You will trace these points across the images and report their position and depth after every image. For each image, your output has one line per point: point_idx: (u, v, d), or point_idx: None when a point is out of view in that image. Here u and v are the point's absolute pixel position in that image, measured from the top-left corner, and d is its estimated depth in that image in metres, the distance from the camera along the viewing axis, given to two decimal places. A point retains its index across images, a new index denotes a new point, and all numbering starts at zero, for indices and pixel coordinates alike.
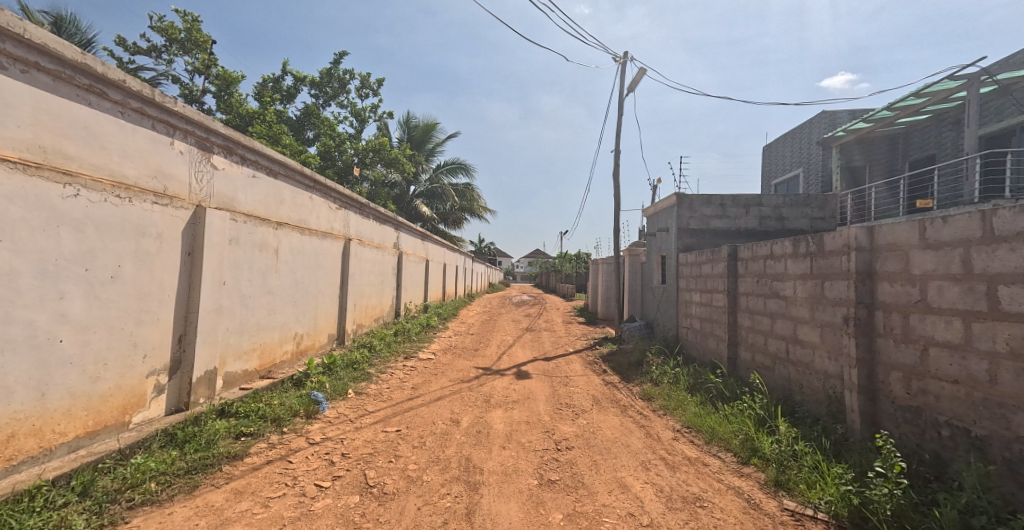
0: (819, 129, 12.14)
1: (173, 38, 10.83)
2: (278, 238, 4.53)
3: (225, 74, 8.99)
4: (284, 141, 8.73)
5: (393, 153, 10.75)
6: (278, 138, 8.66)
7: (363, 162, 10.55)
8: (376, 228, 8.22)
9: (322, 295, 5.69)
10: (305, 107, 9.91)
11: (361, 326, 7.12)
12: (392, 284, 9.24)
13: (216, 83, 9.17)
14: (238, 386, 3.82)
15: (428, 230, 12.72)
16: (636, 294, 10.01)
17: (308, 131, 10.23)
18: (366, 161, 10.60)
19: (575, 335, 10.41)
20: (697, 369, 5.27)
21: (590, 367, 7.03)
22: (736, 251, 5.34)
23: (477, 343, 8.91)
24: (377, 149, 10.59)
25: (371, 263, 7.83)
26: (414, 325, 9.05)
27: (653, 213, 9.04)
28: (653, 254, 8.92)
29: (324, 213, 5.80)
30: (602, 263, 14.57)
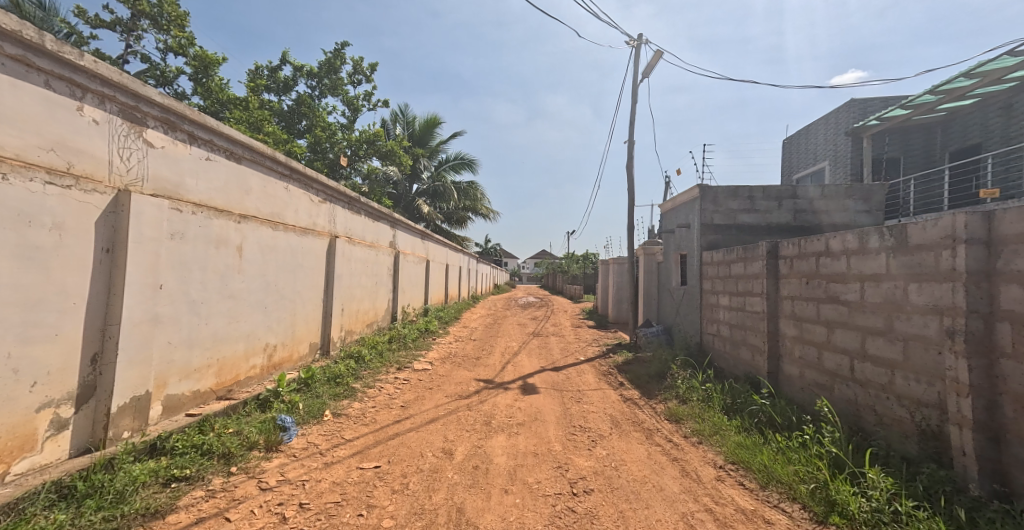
0: (847, 119, 11.31)
1: (142, 12, 10.34)
2: (242, 233, 3.87)
3: (203, 55, 8.37)
4: (270, 129, 8.12)
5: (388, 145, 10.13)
6: (264, 127, 8.03)
7: (358, 155, 9.92)
8: (369, 226, 7.56)
9: (300, 300, 5.04)
10: (298, 97, 9.36)
11: (349, 333, 6.47)
12: (387, 286, 8.57)
13: (194, 65, 8.63)
14: (185, 412, 3.14)
15: (428, 229, 12.06)
16: (651, 297, 9.25)
17: (300, 123, 9.64)
18: (360, 154, 9.98)
19: (585, 341, 9.67)
20: (732, 386, 4.53)
21: (603, 379, 6.31)
22: (777, 248, 4.60)
23: (479, 350, 8.21)
24: (371, 141, 9.95)
25: (363, 263, 7.18)
26: (410, 331, 8.38)
27: (671, 209, 8.30)
28: (672, 253, 8.19)
29: (303, 207, 5.14)
30: (613, 263, 13.82)
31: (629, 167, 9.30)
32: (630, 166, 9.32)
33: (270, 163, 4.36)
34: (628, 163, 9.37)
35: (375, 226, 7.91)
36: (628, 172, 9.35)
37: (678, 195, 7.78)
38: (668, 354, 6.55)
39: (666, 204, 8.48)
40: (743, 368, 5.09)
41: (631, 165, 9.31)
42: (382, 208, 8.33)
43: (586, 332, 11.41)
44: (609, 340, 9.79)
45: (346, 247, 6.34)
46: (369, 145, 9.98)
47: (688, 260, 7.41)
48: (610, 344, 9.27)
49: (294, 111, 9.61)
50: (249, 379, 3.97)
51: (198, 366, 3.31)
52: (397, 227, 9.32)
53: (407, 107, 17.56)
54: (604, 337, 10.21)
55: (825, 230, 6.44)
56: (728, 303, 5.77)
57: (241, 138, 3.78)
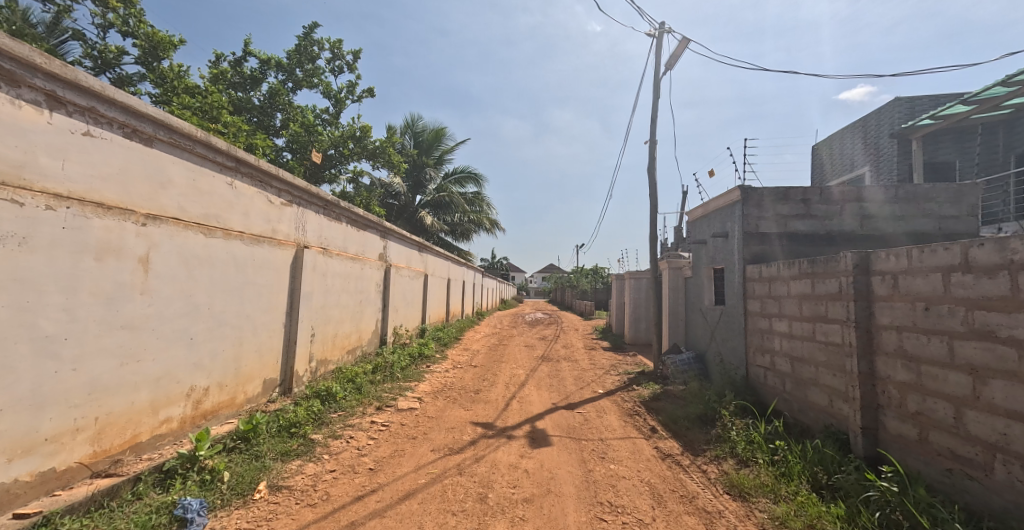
0: (891, 120, 10.21)
1: None
2: (150, 240, 2.85)
3: (155, 33, 8.59)
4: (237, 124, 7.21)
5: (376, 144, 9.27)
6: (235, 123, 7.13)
7: (347, 157, 8.98)
8: (352, 236, 6.57)
9: (248, 327, 4.00)
10: (271, 87, 8.52)
11: (320, 363, 5.43)
12: (375, 305, 7.54)
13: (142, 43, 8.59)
14: (15, 509, 2.06)
15: (427, 241, 11.06)
16: (677, 318, 8.13)
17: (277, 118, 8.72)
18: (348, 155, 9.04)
19: (601, 369, 8.51)
20: (814, 448, 3.37)
21: (630, 422, 5.17)
22: (868, 262, 3.48)
23: (480, 380, 7.13)
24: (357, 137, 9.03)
25: (342, 279, 6.16)
26: (399, 358, 7.29)
27: (702, 217, 7.23)
28: (704, 267, 7.08)
29: (257, 209, 4.14)
30: (629, 279, 12.73)
31: (650, 170, 8.27)
32: (651, 169, 8.30)
33: (204, 149, 3.37)
34: (648, 166, 8.35)
35: (360, 237, 6.91)
36: (649, 176, 8.31)
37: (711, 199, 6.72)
38: (708, 391, 5.40)
39: (696, 211, 7.41)
40: (821, 418, 3.93)
41: (653, 168, 8.28)
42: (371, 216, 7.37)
43: (601, 355, 10.24)
44: (628, 367, 8.61)
45: (318, 261, 5.34)
46: (358, 145, 9.09)
47: (727, 275, 6.29)
48: (630, 372, 8.11)
49: (277, 109, 8.78)
50: (157, 440, 2.91)
51: (54, 434, 2.26)
52: (389, 238, 8.35)
53: (410, 116, 16.77)
54: (623, 363, 9.05)
55: (899, 240, 5.32)
56: (790, 329, 4.64)
57: (149, 110, 2.80)
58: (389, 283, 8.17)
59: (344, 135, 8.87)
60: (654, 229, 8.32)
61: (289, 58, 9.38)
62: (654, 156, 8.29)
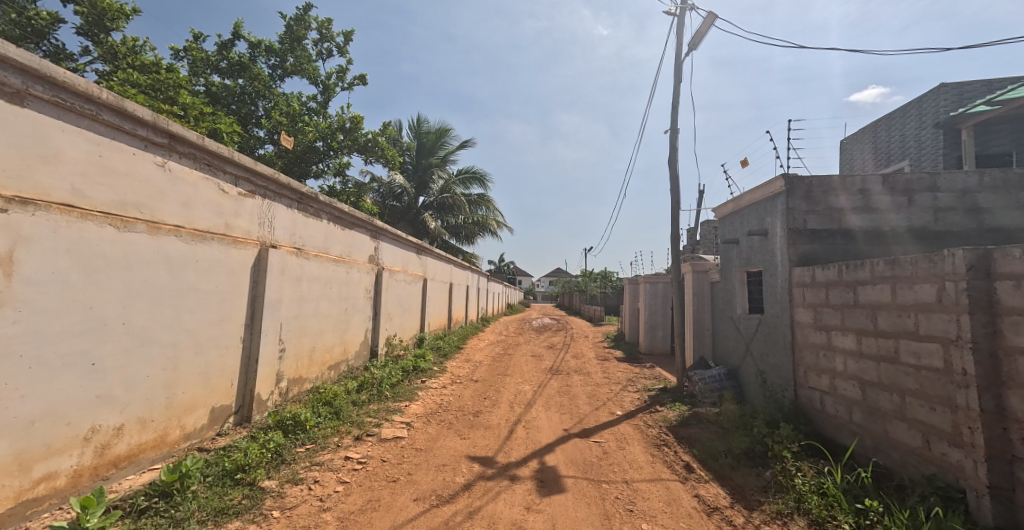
0: (937, 108, 9.21)
1: None
2: (16, 234, 2.08)
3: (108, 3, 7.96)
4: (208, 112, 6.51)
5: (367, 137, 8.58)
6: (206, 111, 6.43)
7: (337, 150, 8.29)
8: (335, 235, 5.79)
9: (187, 345, 3.22)
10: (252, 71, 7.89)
11: (291, 383, 4.65)
12: (362, 313, 6.77)
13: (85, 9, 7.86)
14: None
15: (425, 242, 10.32)
16: (702, 327, 7.29)
17: (257, 106, 8.12)
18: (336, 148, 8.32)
19: (616, 384, 7.67)
20: (923, 516, 2.52)
21: (657, 455, 4.33)
22: (988, 263, 2.61)
23: (482, 399, 6.33)
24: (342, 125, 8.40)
25: (320, 283, 5.39)
26: (388, 374, 6.49)
27: (734, 213, 6.38)
28: (737, 270, 6.25)
29: (204, 199, 3.37)
30: (644, 284, 11.91)
31: (671, 163, 7.44)
32: (671, 162, 7.47)
33: (119, 119, 2.61)
34: (668, 158, 7.53)
35: (346, 237, 6.15)
36: (670, 169, 7.48)
37: (745, 192, 5.86)
38: (749, 419, 4.53)
39: (725, 207, 6.57)
40: (915, 465, 3.05)
41: (674, 160, 7.46)
42: (360, 214, 6.60)
43: (615, 368, 9.39)
44: (646, 383, 7.76)
45: (288, 263, 4.56)
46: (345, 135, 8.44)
47: (767, 279, 5.42)
48: (648, 389, 7.25)
49: (264, 98, 8.14)
50: (29, 507, 2.14)
51: None
52: (381, 240, 7.59)
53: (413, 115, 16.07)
54: (639, 378, 8.19)
55: (983, 238, 4.43)
56: (859, 347, 3.76)
57: (9, 52, 2.03)
58: (380, 289, 7.41)
59: (332, 127, 8.19)
60: (675, 229, 7.47)
61: (282, 42, 8.70)
62: (675, 147, 7.47)
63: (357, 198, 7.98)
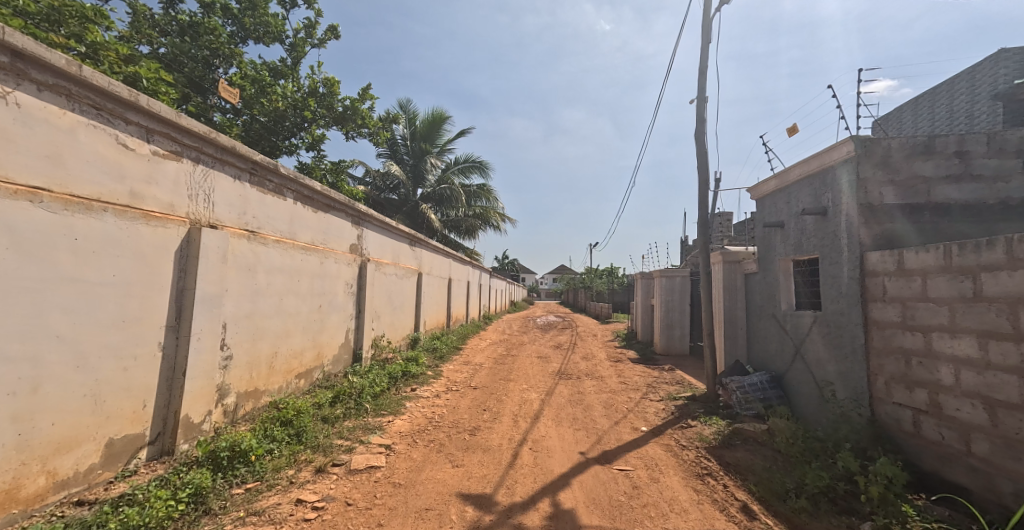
0: (992, 79, 8.17)
1: None
2: None
3: None
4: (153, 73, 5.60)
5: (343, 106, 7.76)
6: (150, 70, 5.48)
7: (312, 122, 7.43)
8: (302, 219, 4.86)
9: (63, 357, 2.29)
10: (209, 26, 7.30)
11: (240, 398, 3.73)
12: (342, 310, 5.90)
13: None
14: None
15: (419, 233, 9.47)
16: (734, 327, 6.40)
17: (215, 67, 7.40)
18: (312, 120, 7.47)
19: (635, 392, 6.75)
20: None
21: (703, 492, 3.40)
22: None
23: (481, 411, 5.46)
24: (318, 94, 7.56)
25: (285, 276, 4.48)
26: (368, 383, 5.58)
27: (779, 192, 5.41)
28: (782, 258, 5.37)
29: (94, 156, 2.43)
30: (659, 278, 11.07)
31: (699, 137, 6.48)
32: (699, 136, 6.51)
33: None
34: (695, 131, 6.57)
35: (317, 220, 5.22)
36: (697, 143, 6.53)
37: (795, 164, 4.89)
38: (818, 445, 3.57)
39: (767, 184, 5.60)
40: None
41: (702, 134, 6.50)
42: (336, 195, 5.68)
43: (630, 372, 8.48)
44: (668, 390, 6.84)
45: (235, 249, 3.62)
46: (322, 104, 7.57)
47: (828, 268, 4.45)
48: (672, 399, 6.30)
49: (223, 58, 7.47)
50: None
51: None
52: (364, 227, 6.69)
53: (407, 100, 15.18)
54: (659, 384, 7.27)
55: None
56: (986, 355, 2.79)
57: None
58: (365, 284, 6.53)
59: (303, 94, 7.30)
60: (703, 213, 6.52)
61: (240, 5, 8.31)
62: (702, 118, 6.51)
63: (337, 179, 7.07)
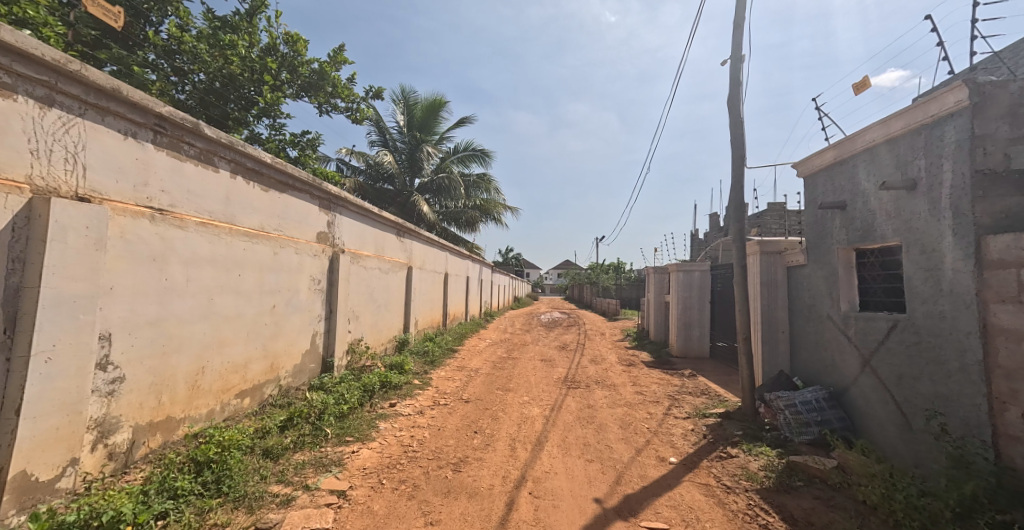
0: None
1: None
2: None
3: None
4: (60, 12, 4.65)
5: (309, 71, 6.88)
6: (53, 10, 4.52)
7: (276, 89, 6.62)
8: (245, 197, 3.88)
9: None
10: None
11: (140, 432, 2.76)
12: (305, 311, 4.96)
13: None
14: None
15: (408, 223, 8.54)
16: (774, 330, 5.41)
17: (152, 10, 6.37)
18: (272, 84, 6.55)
19: (655, 407, 5.77)
20: None
21: None
22: None
23: (471, 435, 4.52)
24: (285, 60, 6.67)
25: (219, 269, 3.51)
26: (334, 400, 4.64)
27: (840, 164, 4.36)
28: (843, 247, 4.35)
29: None
30: (674, 273, 10.35)
31: (732, 104, 5.45)
32: (732, 103, 5.47)
33: None
34: (727, 97, 5.53)
35: (269, 201, 4.24)
36: (730, 111, 5.49)
37: (869, 128, 3.85)
38: (931, 503, 2.57)
39: (823, 156, 4.55)
40: None
41: (737, 100, 5.46)
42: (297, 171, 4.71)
43: (647, 379, 7.49)
44: (693, 405, 5.84)
45: (125, 231, 2.64)
46: (285, 68, 6.66)
47: (918, 259, 3.41)
48: (700, 415, 5.31)
49: None
50: None
51: None
52: (336, 212, 5.74)
53: (403, 86, 14.71)
54: (682, 396, 6.28)
55: None
56: None
57: None
58: (338, 280, 5.62)
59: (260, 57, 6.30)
60: (737, 194, 5.49)
61: None
62: (737, 81, 5.46)
63: (306, 158, 6.12)
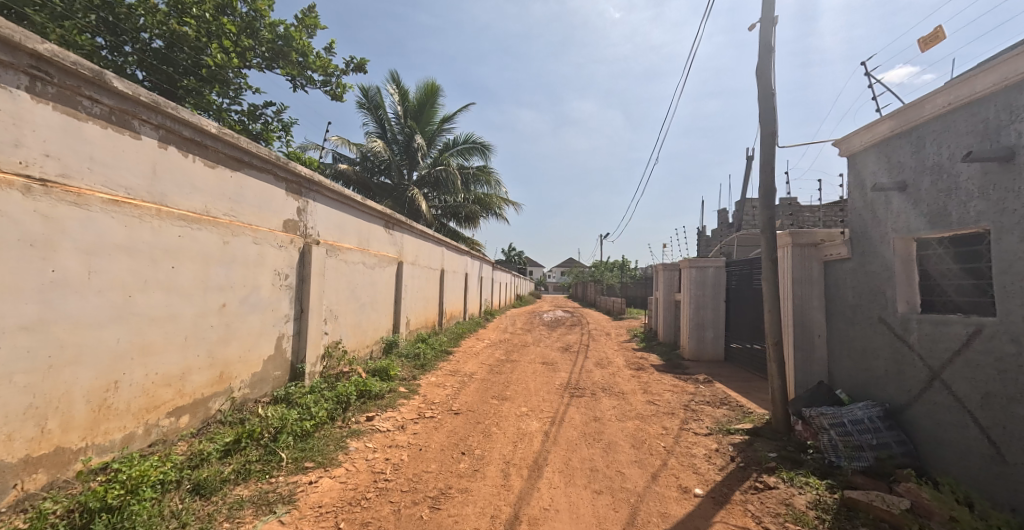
0: None
1: None
2: None
3: None
4: None
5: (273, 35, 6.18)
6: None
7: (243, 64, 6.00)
8: (183, 172, 3.22)
9: None
10: None
11: (7, 474, 2.09)
12: (267, 310, 4.31)
13: None
14: None
15: (397, 214, 7.94)
16: (808, 335, 4.72)
17: None
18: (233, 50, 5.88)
19: (671, 421, 5.09)
20: None
21: None
22: None
23: (456, 458, 3.84)
24: (251, 25, 5.96)
25: (140, 260, 2.84)
26: (298, 415, 3.97)
27: (898, 138, 3.64)
28: (899, 237, 3.65)
29: None
30: (686, 269, 9.80)
31: (762, 75, 4.75)
32: (762, 74, 4.78)
33: None
34: (756, 67, 4.83)
35: (217, 179, 3.58)
36: (759, 83, 4.79)
37: (943, 89, 3.13)
38: None
39: (875, 129, 3.83)
40: None
41: (767, 68, 4.74)
42: (257, 147, 4.05)
43: (658, 386, 6.80)
44: (713, 418, 5.14)
45: None
46: (246, 32, 5.98)
47: (1016, 249, 2.70)
48: (724, 431, 4.61)
49: None
50: None
51: None
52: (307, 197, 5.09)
53: (393, 72, 14.05)
54: (700, 408, 5.58)
55: None
56: None
57: None
58: (313, 276, 5.01)
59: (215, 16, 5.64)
60: (766, 179, 4.79)
61: None
62: (769, 48, 4.76)
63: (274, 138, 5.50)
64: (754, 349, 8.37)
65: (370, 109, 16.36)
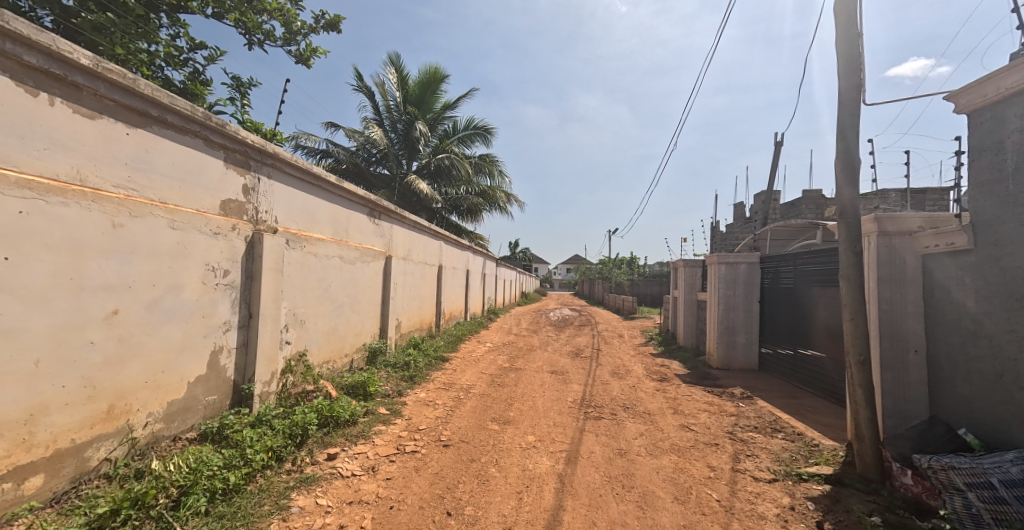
0: None
1: None
2: None
3: None
4: None
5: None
6: None
7: (181, 9, 4.99)
8: (29, 119, 2.17)
9: None
10: None
11: None
12: (195, 318, 3.28)
13: None
14: None
15: (383, 201, 6.96)
16: (902, 350, 3.63)
17: None
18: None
19: (718, 459, 4.02)
20: None
21: None
22: None
23: (439, 523, 2.80)
24: None
25: None
26: (223, 461, 2.90)
27: None
28: None
29: None
30: (712, 265, 8.73)
31: (843, 12, 3.66)
32: (842, 11, 3.69)
33: None
34: (833, 4, 3.74)
35: (100, 136, 2.53)
36: (838, 24, 3.71)
37: None
38: None
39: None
40: None
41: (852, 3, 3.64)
42: (176, 98, 2.99)
43: (690, 406, 5.73)
44: (771, 455, 4.06)
45: None
46: None
47: None
48: (795, 477, 3.48)
49: None
50: None
51: None
52: (258, 172, 4.04)
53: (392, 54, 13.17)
54: (749, 438, 4.50)
55: None
56: None
57: None
58: (266, 272, 4.00)
59: None
60: (848, 148, 3.69)
61: None
62: None
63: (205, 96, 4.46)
64: (794, 358, 7.28)
65: (368, 95, 15.42)
